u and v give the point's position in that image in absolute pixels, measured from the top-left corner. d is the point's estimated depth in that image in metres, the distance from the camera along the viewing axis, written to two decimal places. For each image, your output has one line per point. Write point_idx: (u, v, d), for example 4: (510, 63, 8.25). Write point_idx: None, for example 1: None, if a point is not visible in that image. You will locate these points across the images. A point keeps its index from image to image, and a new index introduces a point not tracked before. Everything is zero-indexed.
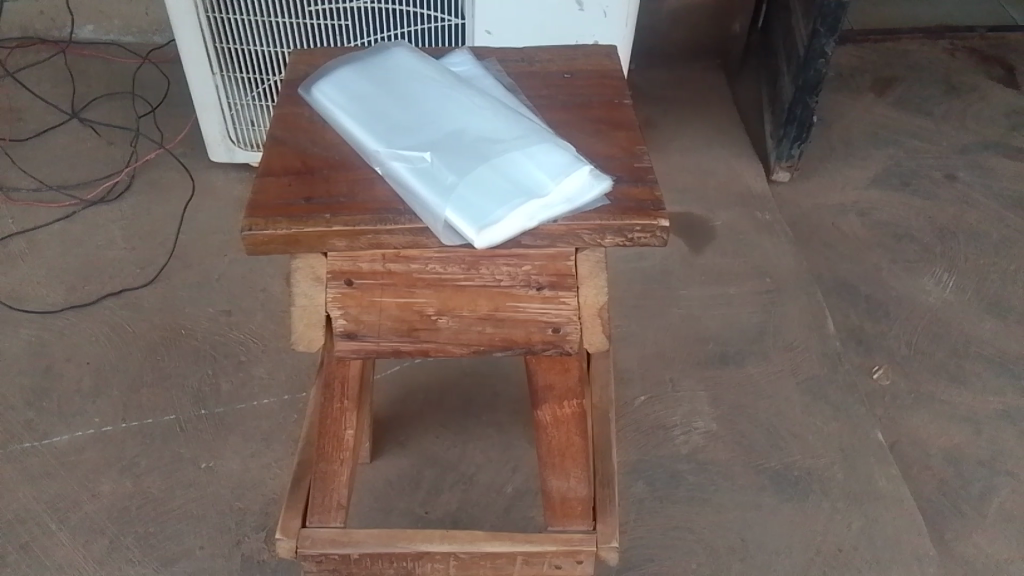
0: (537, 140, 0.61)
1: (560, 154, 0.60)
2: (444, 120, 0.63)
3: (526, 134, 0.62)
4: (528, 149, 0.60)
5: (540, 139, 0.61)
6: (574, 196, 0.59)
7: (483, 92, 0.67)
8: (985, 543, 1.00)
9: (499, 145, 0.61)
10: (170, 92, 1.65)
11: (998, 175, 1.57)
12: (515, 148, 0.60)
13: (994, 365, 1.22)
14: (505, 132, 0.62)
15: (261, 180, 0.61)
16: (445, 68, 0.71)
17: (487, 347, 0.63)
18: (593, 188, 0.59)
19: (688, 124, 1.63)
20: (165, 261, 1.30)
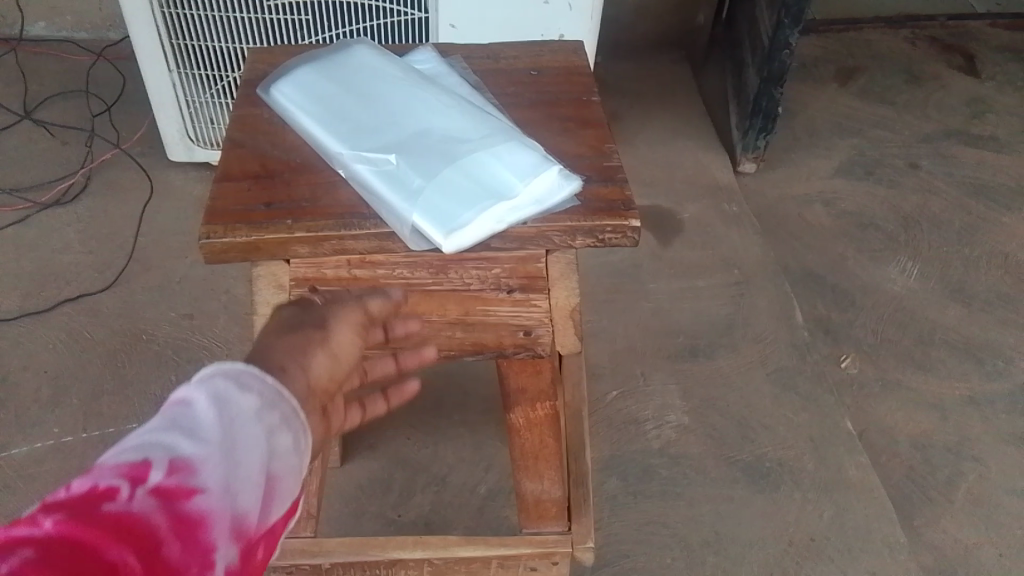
0: (505, 139, 0.60)
1: (528, 152, 0.59)
2: (408, 120, 0.62)
3: (493, 133, 0.61)
4: (496, 148, 0.59)
5: (508, 138, 0.60)
6: (543, 197, 0.58)
7: (448, 89, 0.66)
8: (953, 529, 1.02)
9: (465, 143, 0.60)
10: (126, 90, 1.61)
11: (960, 163, 1.59)
12: (481, 146, 0.59)
13: (959, 352, 1.23)
14: (472, 130, 0.61)
15: (218, 185, 0.60)
16: (408, 64, 0.69)
17: (457, 352, 0.61)
18: (563, 188, 0.58)
19: (654, 116, 1.63)
20: (124, 264, 1.27)
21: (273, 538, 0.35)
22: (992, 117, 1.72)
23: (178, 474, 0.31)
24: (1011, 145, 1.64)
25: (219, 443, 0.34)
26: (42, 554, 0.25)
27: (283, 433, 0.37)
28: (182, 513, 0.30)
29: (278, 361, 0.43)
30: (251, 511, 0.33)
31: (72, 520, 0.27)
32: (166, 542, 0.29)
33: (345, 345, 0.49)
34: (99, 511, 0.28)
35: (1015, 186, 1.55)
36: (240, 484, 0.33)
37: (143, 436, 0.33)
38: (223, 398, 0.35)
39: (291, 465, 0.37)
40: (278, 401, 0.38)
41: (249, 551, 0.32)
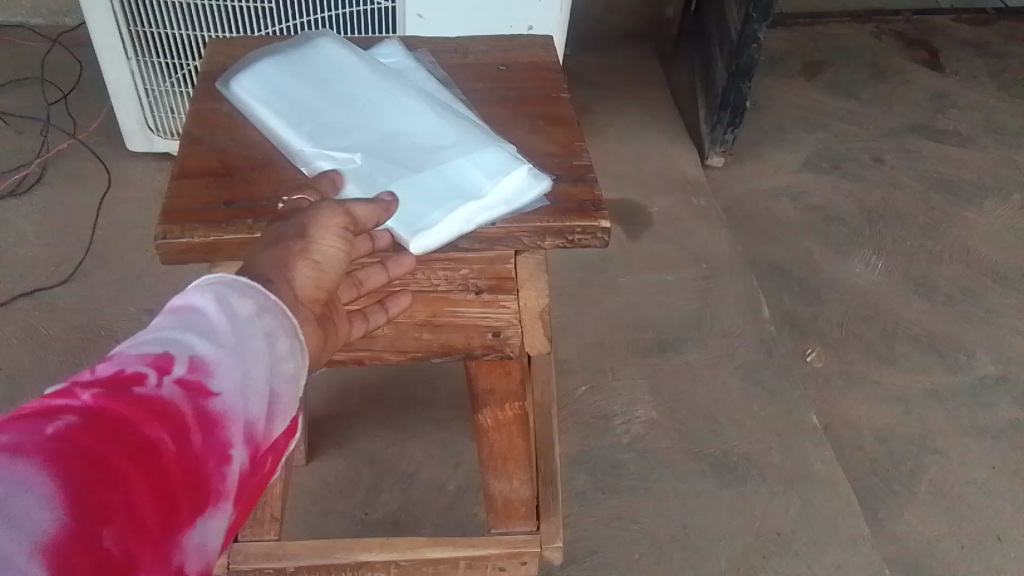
0: (474, 139, 0.59)
1: (498, 152, 0.58)
2: (375, 118, 0.60)
3: (462, 133, 0.60)
4: (465, 148, 0.58)
5: (477, 138, 0.59)
6: (513, 197, 0.57)
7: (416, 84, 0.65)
8: (916, 521, 1.03)
9: (436, 144, 0.59)
10: (84, 78, 1.57)
11: (924, 157, 1.61)
12: (450, 147, 0.58)
13: (922, 345, 1.25)
14: (442, 130, 0.60)
15: (176, 182, 0.58)
16: (373, 59, 0.67)
17: (425, 353, 0.60)
18: (532, 188, 0.58)
19: (623, 109, 1.62)
20: (81, 258, 1.24)
21: (274, 435, 0.42)
22: (956, 112, 1.74)
23: (197, 372, 0.37)
24: (974, 140, 1.67)
25: (231, 347, 0.39)
26: (85, 422, 0.32)
27: (283, 338, 0.42)
28: (199, 404, 0.36)
29: (265, 270, 0.45)
30: (255, 411, 0.39)
31: (108, 396, 0.33)
32: (186, 426, 0.35)
33: (328, 248, 0.47)
34: (132, 393, 0.34)
35: (977, 181, 1.57)
36: (249, 386, 0.39)
37: (164, 332, 0.38)
38: (233, 310, 0.40)
39: (289, 371, 0.42)
40: (280, 313, 0.43)
41: (252, 444, 0.39)
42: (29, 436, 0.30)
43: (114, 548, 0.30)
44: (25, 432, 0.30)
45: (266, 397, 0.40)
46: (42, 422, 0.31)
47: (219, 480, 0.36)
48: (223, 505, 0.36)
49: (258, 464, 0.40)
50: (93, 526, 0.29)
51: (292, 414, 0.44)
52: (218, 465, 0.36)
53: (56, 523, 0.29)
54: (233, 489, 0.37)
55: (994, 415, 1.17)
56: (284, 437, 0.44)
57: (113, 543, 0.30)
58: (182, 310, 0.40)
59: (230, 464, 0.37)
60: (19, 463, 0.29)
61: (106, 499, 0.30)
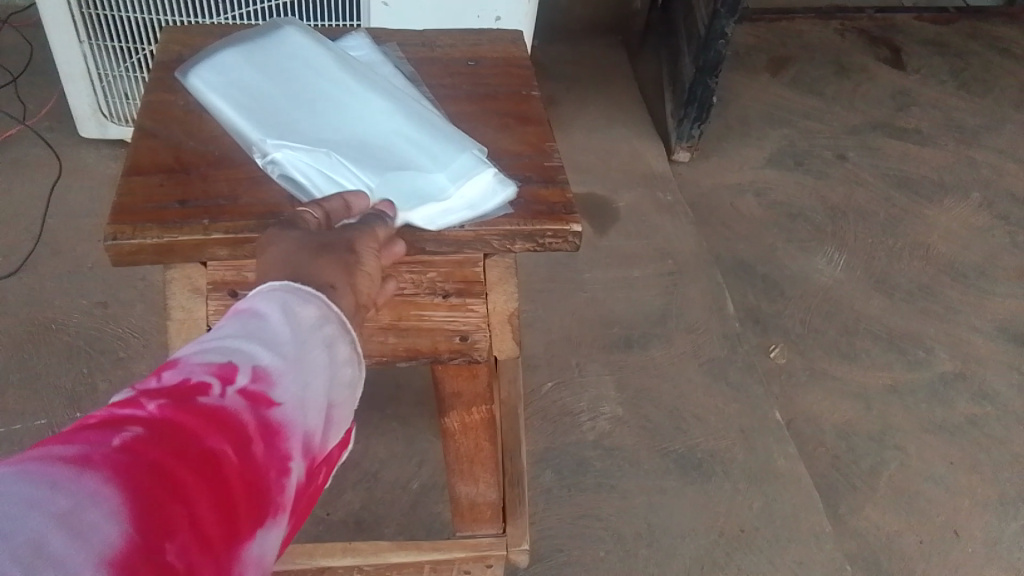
0: (442, 138, 0.57)
1: (465, 153, 0.57)
2: (341, 112, 0.58)
3: (429, 130, 0.58)
4: (433, 148, 0.57)
5: (445, 137, 0.58)
6: (477, 202, 0.56)
7: (383, 78, 0.63)
8: (876, 516, 1.04)
9: (402, 142, 0.57)
10: (33, 61, 1.51)
11: (886, 155, 1.63)
12: (417, 145, 0.57)
13: (883, 342, 1.26)
14: (408, 127, 0.58)
15: (125, 179, 0.56)
16: (341, 51, 0.65)
17: (390, 358, 0.60)
18: (497, 193, 0.57)
19: (590, 101, 1.61)
20: (30, 248, 1.19)
21: (323, 452, 0.40)
22: (917, 110, 1.76)
23: (259, 382, 0.35)
24: (934, 138, 1.69)
25: (289, 360, 0.38)
26: (152, 432, 0.29)
27: (336, 353, 0.41)
28: (261, 416, 0.35)
29: (327, 275, 0.45)
30: (311, 426, 0.38)
31: (174, 406, 0.31)
32: (249, 437, 0.33)
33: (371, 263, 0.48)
34: (197, 403, 0.32)
35: (937, 178, 1.59)
36: (306, 400, 0.38)
37: (228, 341, 0.37)
38: (296, 320, 0.40)
39: (339, 388, 0.41)
40: (342, 320, 0.43)
41: (307, 459, 0.37)
42: (95, 447, 0.28)
43: (177, 562, 0.27)
44: (90, 441, 0.28)
45: (322, 412, 0.39)
46: (108, 431, 0.29)
47: (279, 494, 0.34)
48: (280, 520, 0.34)
49: (310, 479, 0.39)
50: (159, 538, 0.27)
51: (341, 432, 0.43)
52: (277, 479, 0.34)
53: (124, 537, 0.26)
54: (288, 505, 0.35)
55: (952, 411, 1.19)
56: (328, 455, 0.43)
57: (178, 557, 0.27)
58: (245, 316, 0.39)
59: (288, 478, 0.35)
60: (87, 473, 0.26)
61: (171, 510, 0.28)
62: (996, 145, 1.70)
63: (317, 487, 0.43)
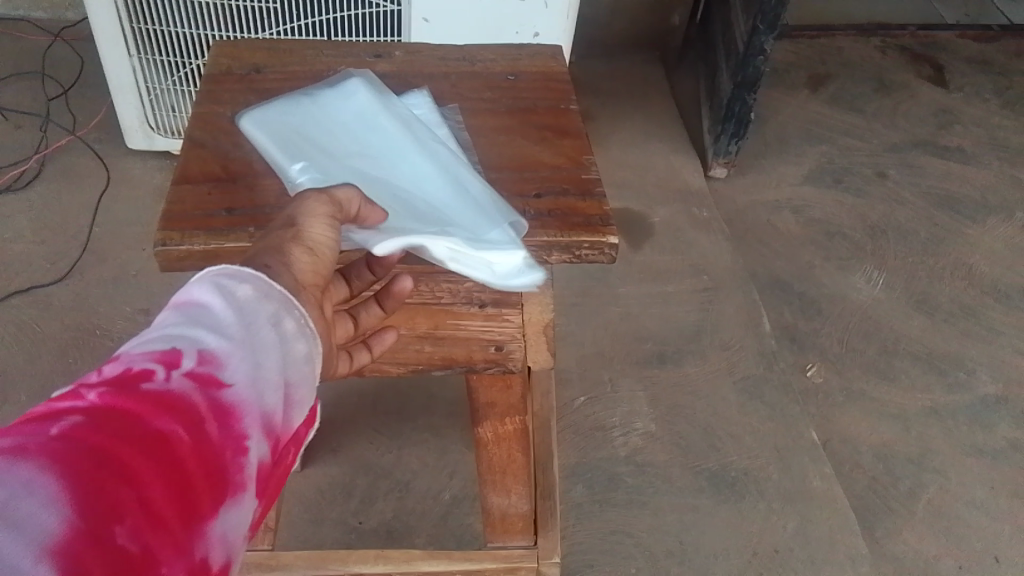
0: (483, 214, 0.56)
1: (499, 233, 0.55)
2: (384, 175, 0.58)
3: (474, 207, 0.57)
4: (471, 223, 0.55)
5: (489, 213, 0.56)
6: (502, 274, 0.54)
7: (435, 142, 0.61)
8: (914, 541, 1.02)
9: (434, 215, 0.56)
10: (84, 74, 1.55)
11: (927, 174, 1.60)
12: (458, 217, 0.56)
13: (923, 363, 1.24)
14: (445, 204, 0.57)
15: (176, 187, 0.58)
16: (399, 109, 0.64)
17: (425, 365, 0.61)
18: (523, 275, 0.54)
19: (627, 117, 1.62)
20: (77, 255, 1.23)
21: (293, 430, 0.38)
22: (959, 128, 1.73)
23: (206, 364, 0.34)
24: (977, 157, 1.66)
25: (242, 338, 0.37)
26: (90, 420, 0.29)
27: (295, 339, 0.40)
28: (212, 396, 0.34)
29: (261, 258, 0.43)
30: (272, 404, 0.36)
31: (114, 394, 0.31)
32: (201, 418, 0.33)
33: (318, 235, 0.46)
34: (138, 390, 0.31)
35: (980, 198, 1.57)
36: (264, 376, 0.37)
37: (170, 330, 0.36)
38: (235, 299, 0.38)
39: (302, 368, 0.40)
40: (282, 293, 0.40)
41: (273, 438, 0.36)
42: (30, 439, 0.28)
43: (131, 545, 0.27)
44: (25, 435, 0.28)
45: (287, 388, 0.38)
46: (43, 424, 0.29)
47: (238, 471, 0.33)
48: (246, 499, 0.33)
49: (281, 459, 0.38)
50: (107, 523, 0.27)
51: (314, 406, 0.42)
52: (238, 457, 0.34)
53: (62, 524, 0.26)
54: (255, 483, 0.34)
55: (994, 435, 1.16)
56: (304, 428, 0.41)
57: (130, 540, 0.27)
58: (185, 306, 0.37)
59: (250, 456, 0.34)
60: (19, 465, 0.26)
61: (116, 495, 0.28)
62: None
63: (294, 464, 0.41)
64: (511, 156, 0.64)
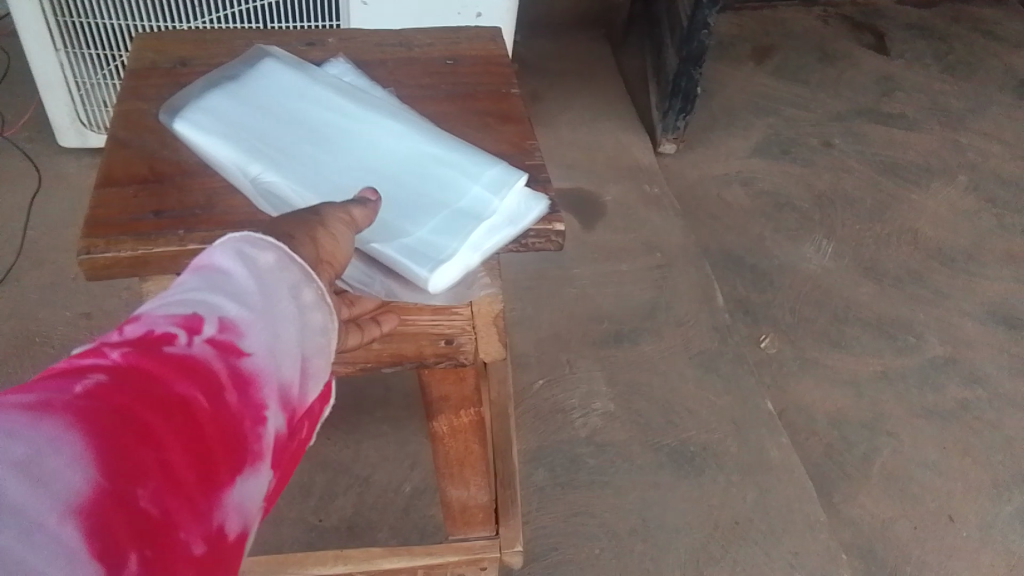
0: (462, 159, 0.58)
1: (490, 174, 0.57)
2: (345, 144, 0.58)
3: (449, 155, 0.58)
4: (459, 172, 0.57)
5: (468, 156, 0.58)
6: (517, 215, 0.56)
7: (379, 102, 0.62)
8: (870, 505, 1.04)
9: (411, 179, 0.56)
10: (10, 70, 1.49)
11: (872, 141, 1.62)
12: (446, 168, 0.57)
13: (873, 329, 1.26)
14: (421, 159, 0.58)
15: (99, 191, 0.56)
16: (329, 79, 0.64)
17: (374, 363, 0.61)
18: (531, 206, 0.57)
19: (574, 96, 1.61)
20: (12, 260, 1.18)
21: (305, 402, 0.39)
22: (901, 95, 1.76)
23: (228, 332, 0.34)
24: (919, 123, 1.69)
25: (261, 310, 0.36)
26: (115, 379, 0.29)
27: (311, 311, 0.40)
28: (233, 364, 0.34)
29: (288, 228, 0.43)
30: (287, 376, 0.37)
31: (138, 353, 0.31)
32: (221, 386, 0.33)
33: (341, 231, 0.46)
34: (163, 352, 0.32)
35: (923, 163, 1.59)
36: (279, 348, 0.37)
37: (192, 293, 0.35)
38: (257, 266, 0.38)
39: (315, 341, 0.40)
40: (303, 265, 0.40)
41: (285, 410, 0.37)
42: (58, 394, 0.28)
43: (152, 508, 0.28)
44: (53, 389, 0.28)
45: (298, 362, 0.38)
46: (70, 379, 0.29)
47: (254, 441, 0.34)
48: (259, 466, 0.34)
49: (291, 431, 0.38)
50: (132, 485, 0.27)
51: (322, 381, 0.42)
52: (253, 427, 0.34)
53: (89, 484, 0.26)
54: (268, 453, 0.35)
55: (944, 396, 1.19)
56: (313, 402, 0.42)
57: (151, 503, 0.28)
58: (205, 269, 0.37)
59: (265, 425, 0.35)
60: (46, 423, 0.27)
61: (140, 457, 0.28)
62: (982, 129, 1.70)
63: (303, 437, 0.42)
64: None
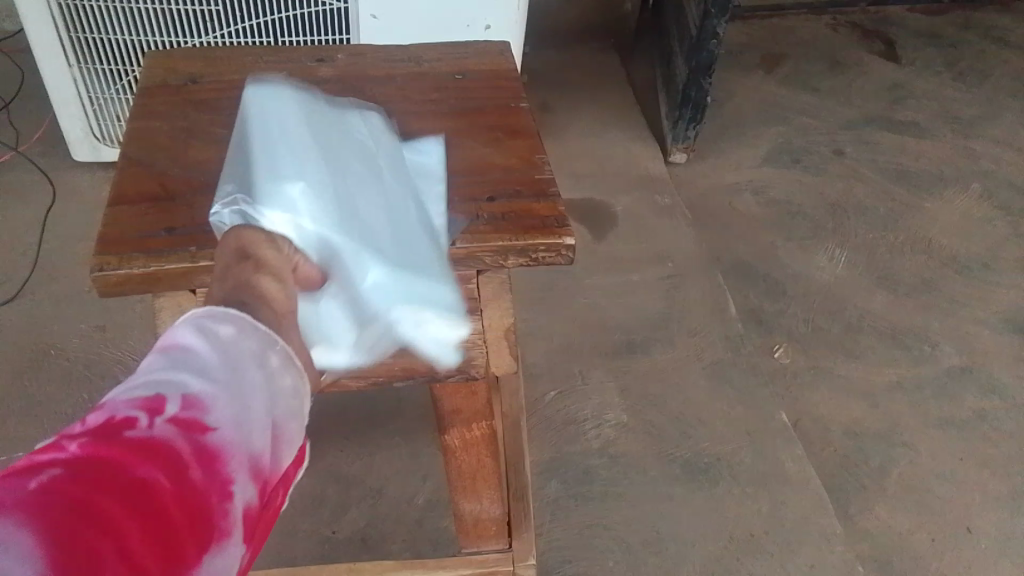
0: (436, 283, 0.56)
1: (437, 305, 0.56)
2: (363, 201, 0.54)
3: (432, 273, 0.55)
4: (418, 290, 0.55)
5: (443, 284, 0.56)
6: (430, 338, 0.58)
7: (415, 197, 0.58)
8: (886, 516, 1.03)
9: (399, 265, 0.54)
10: (25, 86, 1.51)
11: (883, 149, 1.62)
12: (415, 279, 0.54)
13: (887, 338, 1.25)
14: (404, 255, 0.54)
15: (112, 209, 0.56)
16: (393, 154, 0.60)
17: (385, 378, 0.60)
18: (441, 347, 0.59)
19: (584, 106, 1.61)
20: (27, 274, 1.19)
21: (275, 471, 0.39)
22: (912, 102, 1.75)
23: (191, 409, 0.34)
24: (931, 130, 1.68)
25: (223, 385, 0.36)
26: (74, 470, 0.28)
27: (282, 376, 0.41)
28: (196, 440, 0.33)
29: (237, 295, 0.43)
30: (253, 448, 0.36)
31: (96, 442, 0.30)
32: (184, 464, 0.32)
33: (272, 257, 0.48)
34: (123, 436, 0.31)
35: (936, 171, 1.58)
36: (244, 421, 0.36)
37: (156, 374, 0.35)
38: (215, 343, 0.38)
39: (287, 406, 0.41)
40: (267, 330, 0.42)
41: (255, 480, 0.36)
42: (11, 491, 0.27)
43: None
44: (5, 489, 0.27)
45: (265, 430, 0.38)
46: (23, 477, 0.27)
47: (223, 517, 0.33)
48: (229, 542, 0.33)
49: (264, 501, 0.38)
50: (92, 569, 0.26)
51: (295, 445, 0.42)
52: (220, 501, 0.33)
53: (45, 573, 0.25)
54: (239, 527, 0.34)
55: (960, 406, 1.18)
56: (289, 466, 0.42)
57: None
58: (169, 352, 0.37)
59: (233, 499, 0.34)
60: None
61: (99, 542, 0.26)
62: (995, 136, 1.69)
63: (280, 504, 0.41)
64: (462, 161, 0.63)
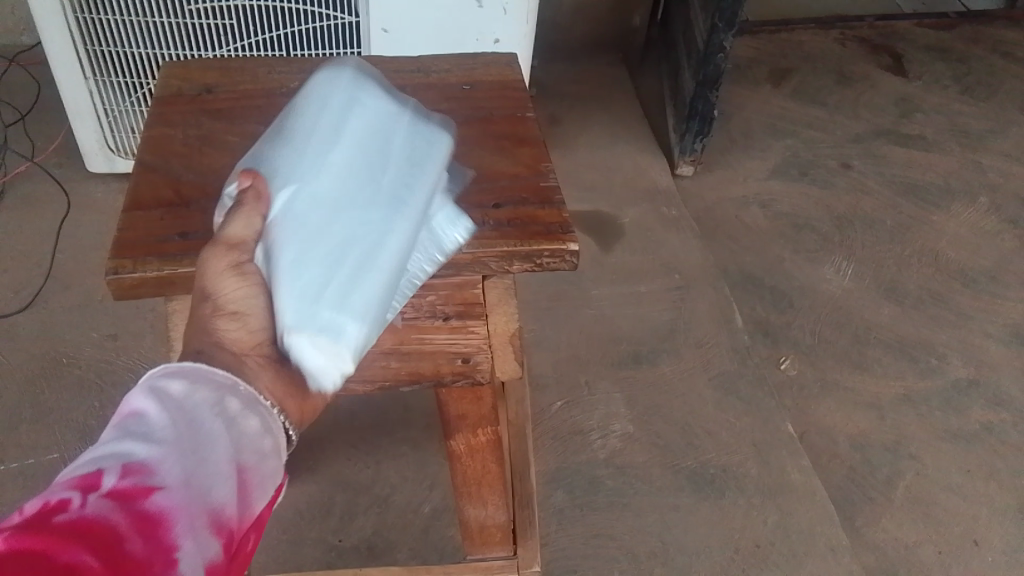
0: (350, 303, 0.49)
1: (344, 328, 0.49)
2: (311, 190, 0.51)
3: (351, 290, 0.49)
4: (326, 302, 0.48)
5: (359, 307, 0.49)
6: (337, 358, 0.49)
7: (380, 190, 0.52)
8: (893, 528, 1.03)
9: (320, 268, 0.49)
10: (41, 98, 1.53)
11: (891, 162, 1.62)
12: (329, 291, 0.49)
13: (895, 350, 1.25)
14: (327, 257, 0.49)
15: (128, 215, 0.57)
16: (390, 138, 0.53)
17: (393, 382, 0.62)
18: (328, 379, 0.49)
19: (592, 119, 1.62)
20: (41, 283, 1.21)
21: (241, 523, 0.40)
22: (920, 116, 1.75)
23: (130, 477, 0.36)
24: (939, 144, 1.68)
25: (169, 447, 0.38)
26: None
27: (236, 429, 0.43)
28: (135, 508, 0.35)
29: (197, 344, 0.49)
30: (205, 506, 0.38)
31: (22, 532, 0.31)
32: (121, 536, 0.33)
33: (233, 293, 0.50)
34: (53, 521, 0.32)
35: (944, 185, 1.58)
36: (193, 481, 0.38)
37: (103, 448, 0.38)
38: (164, 406, 0.41)
39: (246, 458, 0.42)
40: (223, 377, 0.46)
41: (212, 539, 0.37)
42: None
43: None
44: None
45: (222, 486, 0.40)
46: None
47: None
48: None
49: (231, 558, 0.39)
50: None
51: (266, 495, 0.43)
52: (166, 567, 0.34)
53: None
54: None
55: (967, 418, 1.17)
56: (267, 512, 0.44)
57: None
58: (120, 423, 0.40)
59: (181, 563, 0.35)
60: None
61: None
62: (1003, 150, 1.69)
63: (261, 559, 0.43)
64: (470, 168, 0.64)
